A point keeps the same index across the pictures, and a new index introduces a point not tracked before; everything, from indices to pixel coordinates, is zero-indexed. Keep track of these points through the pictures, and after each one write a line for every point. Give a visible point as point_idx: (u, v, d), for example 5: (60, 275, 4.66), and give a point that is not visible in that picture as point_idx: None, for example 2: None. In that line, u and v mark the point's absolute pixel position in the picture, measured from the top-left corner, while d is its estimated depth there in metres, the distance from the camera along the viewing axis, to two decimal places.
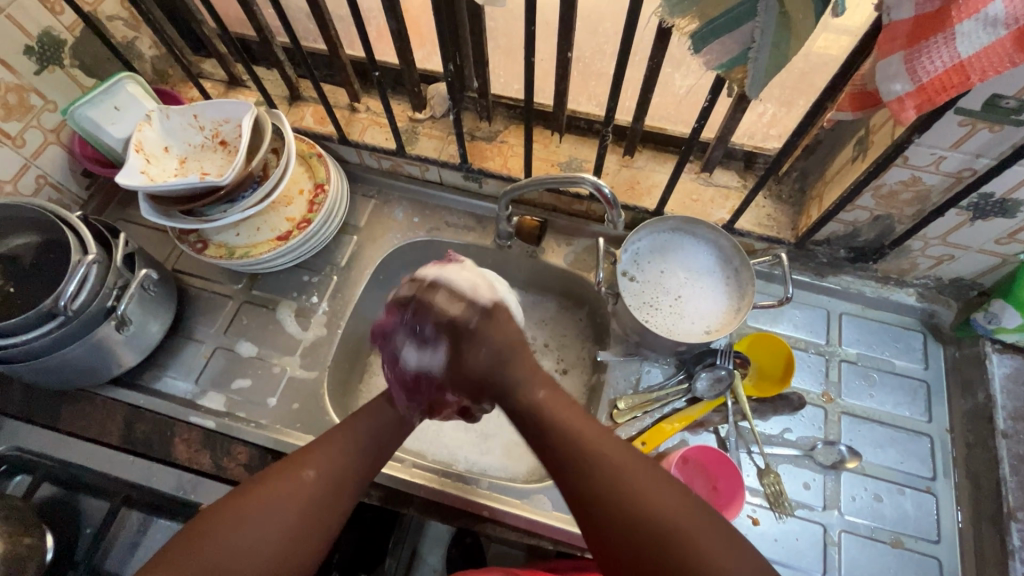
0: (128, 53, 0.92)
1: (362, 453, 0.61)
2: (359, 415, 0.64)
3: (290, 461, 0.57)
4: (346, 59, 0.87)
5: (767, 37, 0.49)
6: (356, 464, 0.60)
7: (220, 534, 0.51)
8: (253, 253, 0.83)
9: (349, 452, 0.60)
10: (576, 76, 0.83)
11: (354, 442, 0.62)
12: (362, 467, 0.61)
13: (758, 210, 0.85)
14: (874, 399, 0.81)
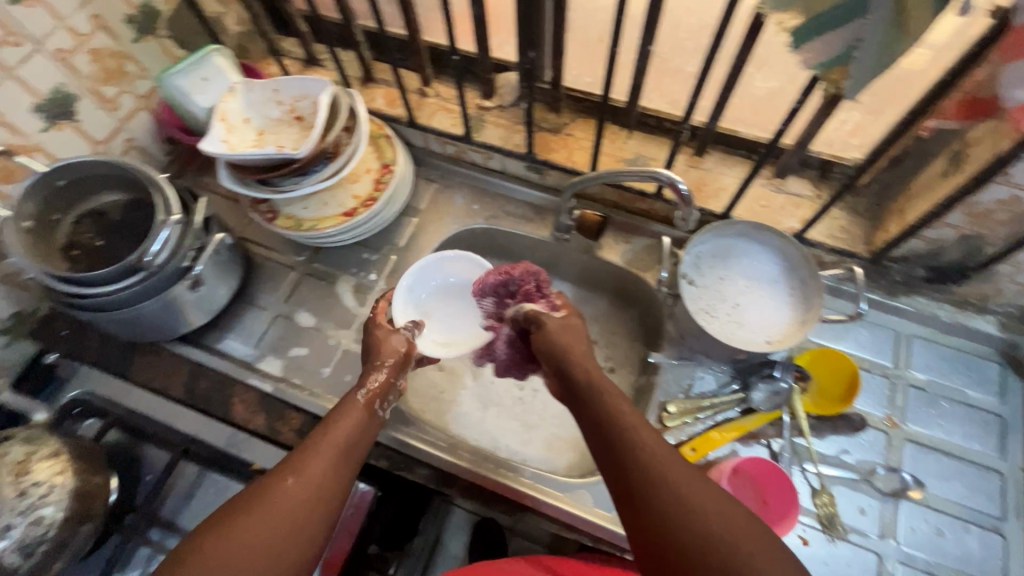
0: (217, 27, 0.96)
1: (344, 449, 0.57)
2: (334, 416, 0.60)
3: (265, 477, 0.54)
4: (423, 43, 0.89)
5: (876, 35, 0.47)
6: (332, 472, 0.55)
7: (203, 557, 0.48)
8: (319, 227, 0.85)
9: (330, 457, 0.56)
10: (652, 71, 0.82)
11: (335, 446, 0.57)
12: (347, 468, 0.57)
13: (831, 221, 0.81)
14: (942, 429, 0.77)
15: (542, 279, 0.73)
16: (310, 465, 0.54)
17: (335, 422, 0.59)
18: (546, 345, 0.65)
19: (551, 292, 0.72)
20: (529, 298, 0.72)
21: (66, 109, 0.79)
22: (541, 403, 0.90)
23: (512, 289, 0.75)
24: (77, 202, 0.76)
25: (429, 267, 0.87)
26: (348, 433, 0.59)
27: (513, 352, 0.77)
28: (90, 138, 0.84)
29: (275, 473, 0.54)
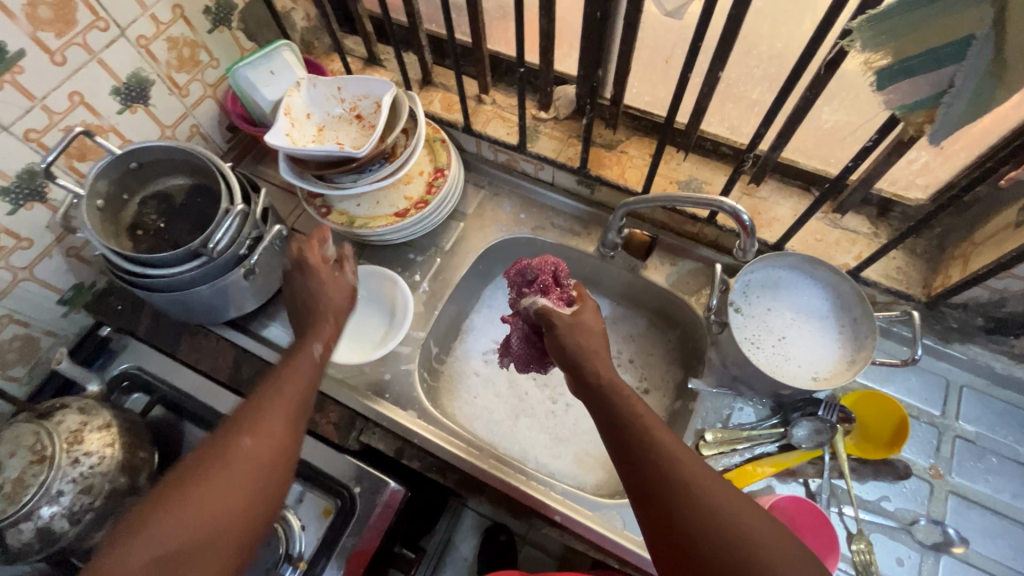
0: (285, 22, 0.98)
1: (297, 403, 0.60)
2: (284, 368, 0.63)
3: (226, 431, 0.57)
4: (486, 52, 0.89)
5: (969, 83, 0.46)
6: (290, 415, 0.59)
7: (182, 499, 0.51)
8: (371, 225, 0.86)
9: (275, 417, 0.58)
10: (716, 96, 0.82)
11: (283, 406, 0.59)
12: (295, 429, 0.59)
13: (888, 261, 0.79)
14: (990, 485, 0.74)
15: (560, 270, 0.72)
16: (260, 424, 0.57)
17: (281, 378, 0.62)
18: (562, 345, 0.63)
19: (568, 284, 0.71)
20: (543, 290, 0.70)
21: (140, 93, 0.82)
22: (573, 418, 0.90)
23: (530, 278, 0.73)
24: (145, 184, 0.79)
25: (358, 279, 0.88)
26: (292, 394, 0.61)
27: (527, 347, 0.74)
28: (159, 122, 0.87)
29: (227, 430, 0.57)
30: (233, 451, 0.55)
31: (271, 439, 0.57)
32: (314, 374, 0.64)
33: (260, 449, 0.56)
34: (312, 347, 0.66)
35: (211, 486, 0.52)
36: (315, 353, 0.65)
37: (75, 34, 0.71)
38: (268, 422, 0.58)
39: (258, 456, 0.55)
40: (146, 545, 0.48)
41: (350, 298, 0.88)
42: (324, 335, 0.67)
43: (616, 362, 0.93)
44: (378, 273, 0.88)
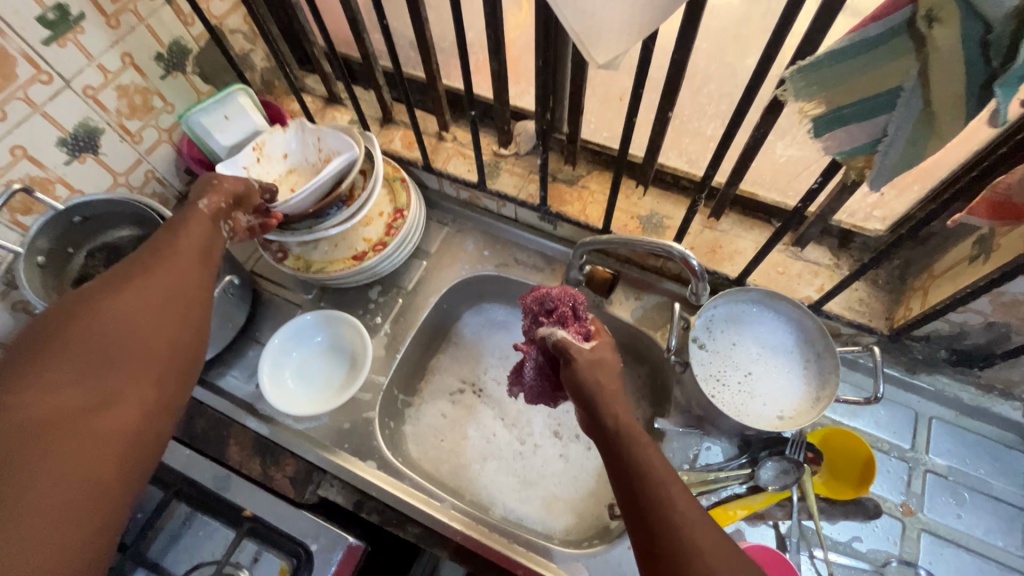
0: (243, 64, 0.98)
1: (197, 253, 0.62)
2: (173, 233, 0.62)
3: (118, 280, 0.55)
4: (442, 90, 0.89)
5: (902, 133, 0.45)
6: (190, 274, 0.59)
7: (77, 338, 0.49)
8: (328, 270, 0.85)
9: (182, 265, 0.59)
10: (671, 131, 0.82)
11: (184, 249, 0.61)
12: (199, 290, 0.59)
13: (849, 293, 0.79)
14: (962, 521, 0.73)
15: (579, 302, 0.69)
16: (168, 265, 0.58)
17: (182, 231, 0.62)
18: (576, 378, 0.61)
19: (587, 318, 0.68)
20: (562, 321, 0.67)
21: (89, 143, 0.81)
22: (542, 459, 0.87)
23: (549, 308, 0.69)
24: (92, 236, 0.77)
25: (319, 322, 0.86)
26: (198, 239, 0.63)
27: (540, 380, 0.71)
28: (111, 170, 0.86)
29: (129, 270, 0.57)
30: (146, 279, 0.56)
31: (177, 288, 0.57)
32: (210, 226, 0.65)
33: (168, 290, 0.56)
34: (200, 205, 0.66)
35: (130, 309, 0.53)
36: (206, 208, 0.66)
37: (15, 89, 0.70)
38: (178, 267, 0.59)
39: (170, 287, 0.57)
40: (58, 375, 0.47)
41: (311, 344, 0.86)
42: (216, 191, 0.68)
43: None
44: (339, 316, 0.85)
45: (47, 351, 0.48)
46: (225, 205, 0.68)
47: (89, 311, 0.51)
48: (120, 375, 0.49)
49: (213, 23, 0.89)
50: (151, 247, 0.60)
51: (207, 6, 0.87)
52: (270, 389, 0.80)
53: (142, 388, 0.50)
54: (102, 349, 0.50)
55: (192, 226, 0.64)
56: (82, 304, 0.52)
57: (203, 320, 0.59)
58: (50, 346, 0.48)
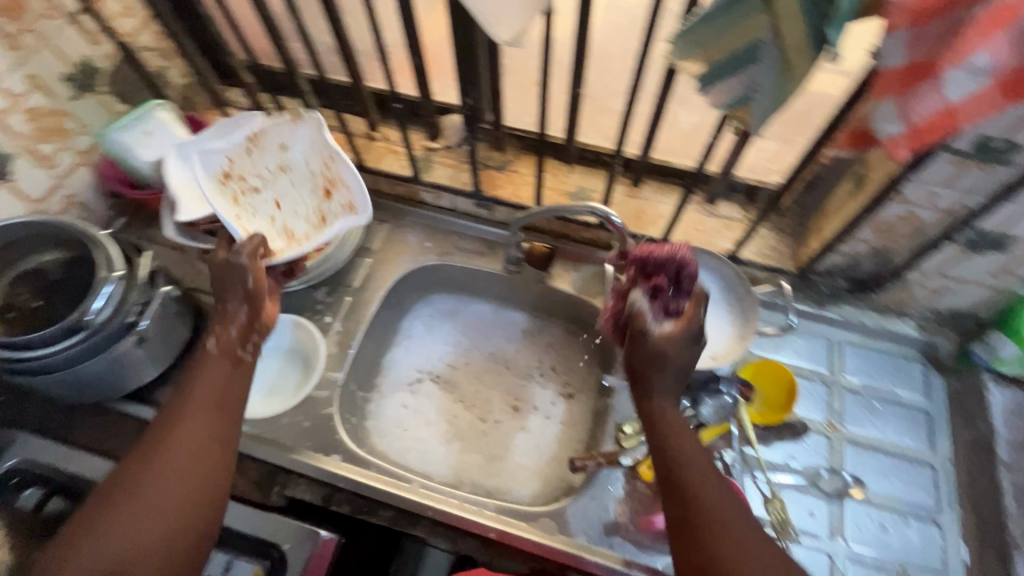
0: (159, 81, 0.96)
1: (216, 401, 0.64)
2: (196, 378, 0.66)
3: (154, 438, 0.61)
4: (367, 91, 0.91)
5: (769, 81, 0.52)
6: (217, 428, 0.63)
7: (117, 514, 0.56)
8: (272, 274, 0.85)
9: (201, 417, 0.63)
10: (586, 110, 0.88)
11: (202, 398, 0.64)
12: (223, 429, 0.64)
13: (760, 241, 0.88)
14: (877, 428, 0.82)
15: (687, 265, 0.65)
16: (187, 420, 0.62)
17: (197, 378, 0.65)
18: (637, 358, 0.65)
19: (691, 285, 0.66)
20: (654, 289, 0.67)
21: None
22: (504, 433, 0.91)
23: (653, 266, 0.67)
24: (13, 264, 0.74)
25: (268, 327, 0.86)
26: (216, 379, 0.66)
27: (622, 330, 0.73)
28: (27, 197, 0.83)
29: (156, 431, 0.62)
30: (163, 458, 0.59)
31: (201, 436, 0.62)
32: (224, 367, 0.67)
33: (187, 445, 0.60)
34: (211, 346, 0.68)
35: (163, 473, 0.58)
36: (215, 347, 0.68)
37: None
38: (199, 415, 0.63)
39: (194, 448, 0.61)
40: (85, 558, 0.53)
41: (261, 349, 0.86)
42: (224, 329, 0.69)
43: (538, 371, 0.96)
44: (289, 320, 0.87)
45: (81, 532, 0.55)
46: (237, 334, 0.69)
47: (126, 492, 0.57)
48: (147, 551, 0.55)
49: (122, 41, 0.87)
50: (176, 394, 0.64)
51: (115, 24, 0.86)
52: None
53: (169, 548, 0.56)
54: (134, 523, 0.56)
55: (213, 368, 0.67)
56: (128, 469, 0.59)
57: (231, 470, 0.63)
58: (93, 517, 0.55)
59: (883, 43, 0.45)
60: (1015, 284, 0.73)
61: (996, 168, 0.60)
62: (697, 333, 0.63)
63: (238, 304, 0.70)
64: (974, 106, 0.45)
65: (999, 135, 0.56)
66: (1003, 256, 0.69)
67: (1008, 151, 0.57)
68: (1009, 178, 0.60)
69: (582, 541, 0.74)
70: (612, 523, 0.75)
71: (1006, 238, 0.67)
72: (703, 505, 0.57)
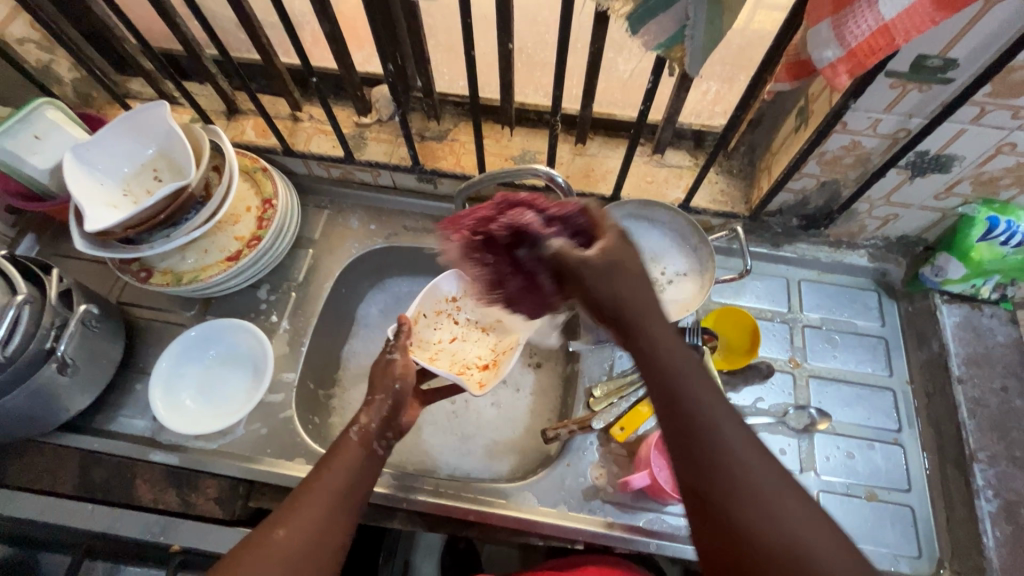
0: (45, 78, 0.86)
1: (345, 490, 0.57)
2: (326, 465, 0.58)
3: (264, 526, 0.52)
4: (283, 68, 0.84)
5: (701, 13, 0.49)
6: (329, 517, 0.54)
7: None
8: (202, 277, 0.79)
9: (327, 503, 0.55)
10: (521, 68, 0.84)
11: (334, 488, 0.56)
12: (346, 517, 0.56)
13: (711, 187, 0.86)
14: (838, 360, 0.83)
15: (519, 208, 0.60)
16: (303, 511, 0.53)
17: (331, 465, 0.58)
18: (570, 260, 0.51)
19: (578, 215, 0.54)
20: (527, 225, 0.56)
21: None
22: (474, 412, 0.89)
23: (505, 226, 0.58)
24: None
25: (208, 335, 0.80)
26: (350, 473, 0.58)
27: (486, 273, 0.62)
28: None
29: (281, 506, 0.54)
30: (261, 552, 0.50)
31: (326, 520, 0.54)
32: (362, 455, 0.61)
33: (317, 529, 0.53)
34: (352, 432, 0.62)
35: (272, 554, 0.50)
36: (357, 434, 0.62)
37: None
38: (323, 497, 0.55)
39: (301, 540, 0.51)
40: None
41: (204, 359, 0.80)
42: (364, 412, 0.64)
43: None
44: (230, 324, 0.80)
45: None
46: (376, 424, 0.64)
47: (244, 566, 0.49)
48: None
49: None
50: (312, 477, 0.57)
51: None
52: (168, 417, 0.74)
53: None
54: None
55: (352, 456, 0.60)
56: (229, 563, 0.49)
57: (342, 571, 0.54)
58: None
59: None
60: (958, 203, 0.74)
61: (934, 88, 0.59)
62: (625, 235, 0.52)
63: (383, 398, 0.67)
64: (908, 22, 0.43)
65: (935, 52, 0.55)
66: (945, 176, 0.70)
67: (946, 69, 0.56)
68: (947, 97, 0.59)
69: (560, 510, 0.74)
70: (590, 488, 0.75)
71: (947, 157, 0.67)
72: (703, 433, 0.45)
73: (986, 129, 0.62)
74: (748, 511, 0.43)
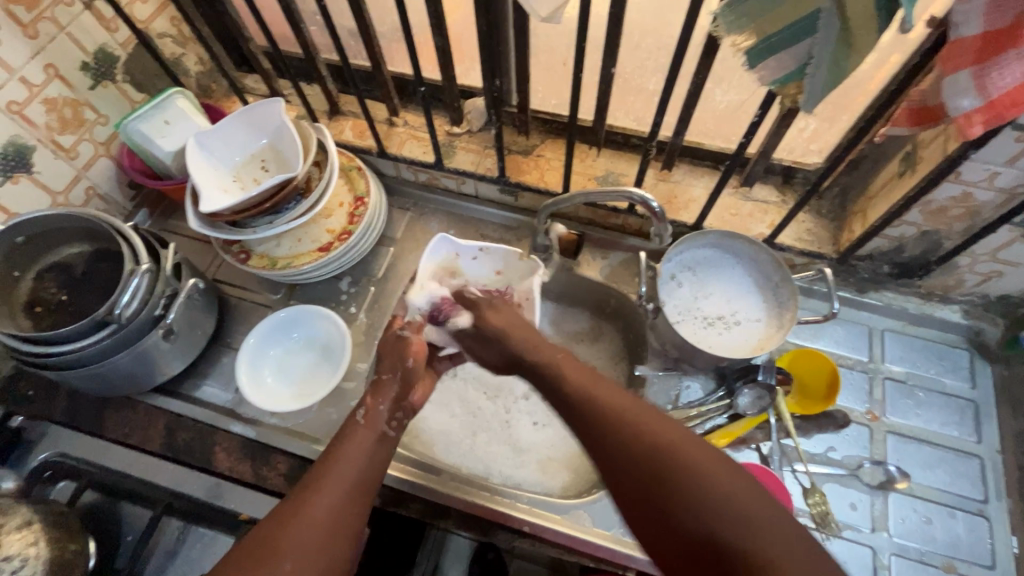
0: (176, 69, 0.94)
1: (356, 475, 0.59)
2: (339, 450, 0.61)
3: (288, 505, 0.55)
4: (388, 75, 0.89)
5: (826, 53, 0.49)
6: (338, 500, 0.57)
7: None
8: (295, 264, 0.84)
9: (342, 494, 0.57)
10: (616, 91, 0.86)
11: (346, 475, 0.58)
12: (363, 499, 0.58)
13: (798, 225, 0.84)
14: (920, 418, 0.79)
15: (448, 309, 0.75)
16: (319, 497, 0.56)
17: (343, 451, 0.61)
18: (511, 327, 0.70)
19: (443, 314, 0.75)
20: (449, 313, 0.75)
21: (21, 162, 0.78)
22: (530, 425, 0.88)
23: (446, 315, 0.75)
24: (43, 254, 0.76)
25: (293, 319, 0.85)
26: (362, 459, 0.61)
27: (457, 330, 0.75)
28: (49, 190, 0.82)
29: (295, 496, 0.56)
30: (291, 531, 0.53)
31: (344, 505, 0.57)
32: (369, 440, 0.62)
33: (331, 522, 0.55)
34: (358, 415, 0.64)
35: (296, 541, 0.53)
36: (364, 416, 0.64)
37: None
38: (337, 481, 0.58)
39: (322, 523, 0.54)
40: None
41: (286, 342, 0.85)
42: (375, 395, 0.66)
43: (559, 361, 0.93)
44: (314, 311, 0.84)
45: None
46: (387, 406, 0.66)
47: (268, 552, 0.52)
48: None
49: (139, 27, 0.86)
50: (323, 459, 0.60)
51: (130, 10, 0.84)
52: (251, 392, 0.79)
53: None
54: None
55: (359, 441, 0.62)
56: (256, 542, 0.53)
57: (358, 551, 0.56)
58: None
59: (957, 11, 0.43)
60: None
61: None
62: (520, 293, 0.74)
63: (391, 378, 0.68)
64: None
65: None
66: None
67: None
68: None
69: (616, 534, 0.74)
70: None
71: None
72: (593, 405, 0.56)
73: None
74: (651, 447, 0.51)
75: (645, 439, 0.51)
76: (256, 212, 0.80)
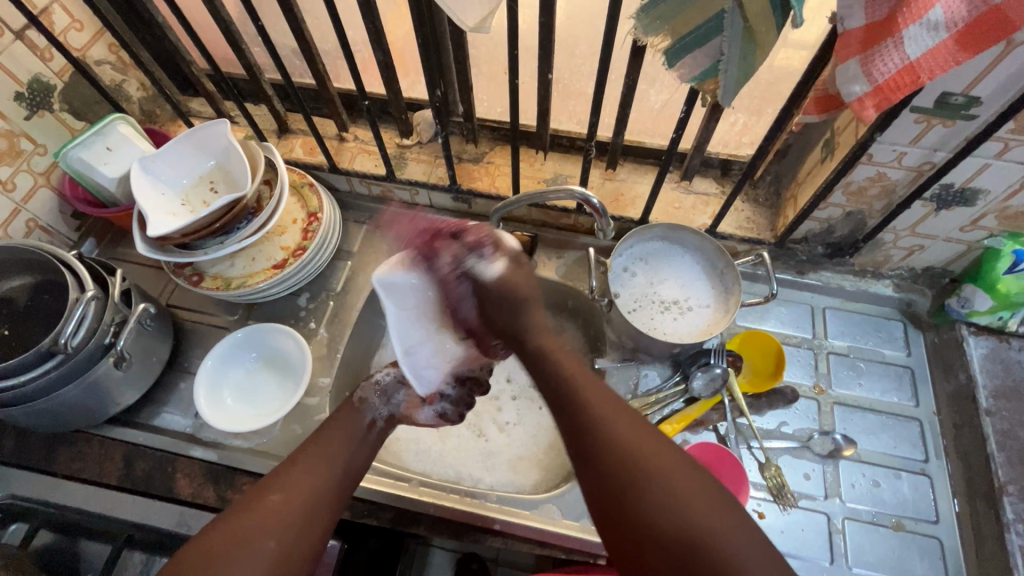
0: (117, 95, 0.93)
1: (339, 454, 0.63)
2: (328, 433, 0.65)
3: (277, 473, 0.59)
4: (334, 92, 0.90)
5: (735, 49, 0.52)
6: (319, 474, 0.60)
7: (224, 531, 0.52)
8: (250, 283, 0.83)
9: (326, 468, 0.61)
10: (557, 96, 0.89)
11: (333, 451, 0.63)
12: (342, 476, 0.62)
13: (737, 214, 0.88)
14: (863, 388, 0.84)
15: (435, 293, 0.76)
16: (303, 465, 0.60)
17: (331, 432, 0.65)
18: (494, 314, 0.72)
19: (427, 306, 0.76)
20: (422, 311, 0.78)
21: None
22: (498, 428, 0.90)
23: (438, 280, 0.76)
24: None
25: (250, 339, 0.84)
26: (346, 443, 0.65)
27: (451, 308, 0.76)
28: None
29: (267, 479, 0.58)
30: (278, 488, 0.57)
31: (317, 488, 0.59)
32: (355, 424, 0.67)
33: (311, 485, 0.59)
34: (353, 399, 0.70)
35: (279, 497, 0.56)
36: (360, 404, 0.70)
37: None
38: (313, 467, 0.60)
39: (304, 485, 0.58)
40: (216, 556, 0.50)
41: (244, 363, 0.84)
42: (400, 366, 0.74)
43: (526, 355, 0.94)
44: (273, 329, 0.84)
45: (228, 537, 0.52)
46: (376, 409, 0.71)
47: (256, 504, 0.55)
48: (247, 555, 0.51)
49: (74, 55, 0.85)
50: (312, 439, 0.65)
51: (64, 38, 0.83)
52: (210, 414, 0.78)
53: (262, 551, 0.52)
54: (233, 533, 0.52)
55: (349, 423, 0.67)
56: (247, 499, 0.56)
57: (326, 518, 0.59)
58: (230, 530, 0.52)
59: (842, 5, 0.47)
60: (983, 236, 0.75)
61: (958, 124, 0.61)
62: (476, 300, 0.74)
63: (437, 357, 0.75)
64: (932, 62, 0.46)
65: (959, 89, 0.58)
66: (970, 210, 0.71)
67: (970, 106, 0.59)
68: (972, 131, 0.61)
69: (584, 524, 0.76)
70: None
71: (972, 191, 0.69)
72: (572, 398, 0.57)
73: (1010, 163, 0.64)
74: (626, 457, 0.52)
75: (630, 453, 0.51)
76: (203, 234, 0.79)
